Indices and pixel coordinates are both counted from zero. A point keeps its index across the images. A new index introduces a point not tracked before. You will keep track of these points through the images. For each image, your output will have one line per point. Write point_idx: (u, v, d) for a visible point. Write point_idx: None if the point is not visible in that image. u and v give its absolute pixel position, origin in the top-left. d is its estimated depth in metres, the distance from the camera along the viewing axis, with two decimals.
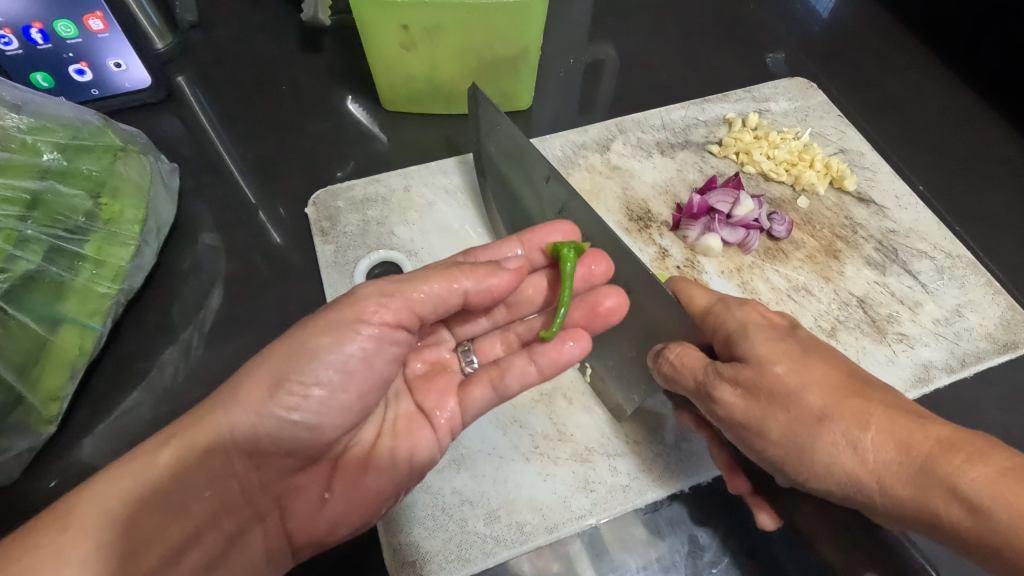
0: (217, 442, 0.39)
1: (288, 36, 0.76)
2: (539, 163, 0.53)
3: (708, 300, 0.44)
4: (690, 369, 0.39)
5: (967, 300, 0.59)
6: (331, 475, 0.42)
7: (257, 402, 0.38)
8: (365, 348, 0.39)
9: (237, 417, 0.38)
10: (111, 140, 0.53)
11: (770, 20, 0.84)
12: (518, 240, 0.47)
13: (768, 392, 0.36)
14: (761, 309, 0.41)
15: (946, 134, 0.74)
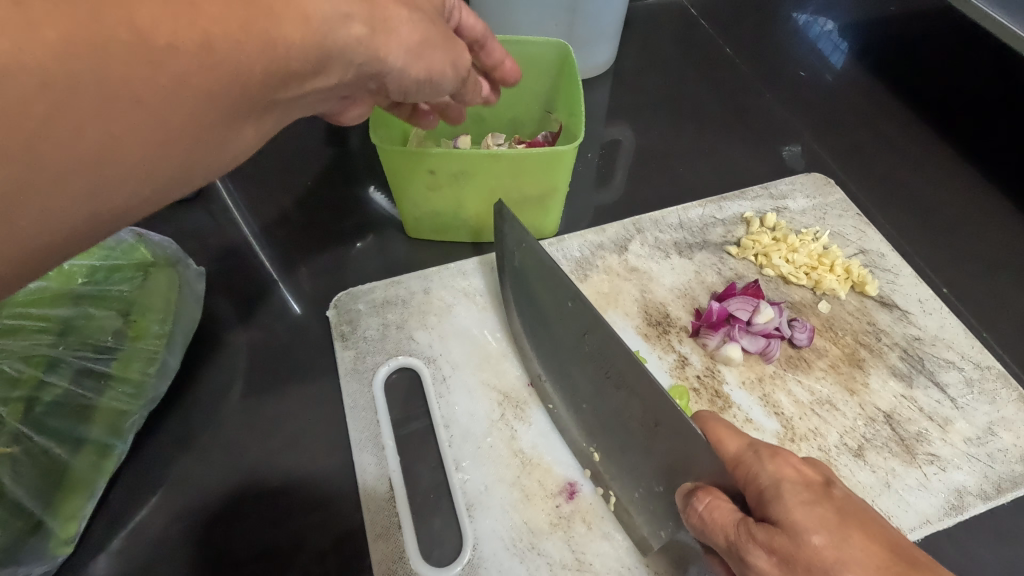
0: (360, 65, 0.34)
1: (314, 130, 0.79)
2: (563, 285, 0.53)
3: (738, 445, 0.43)
4: (721, 526, 0.38)
5: (1000, 417, 0.57)
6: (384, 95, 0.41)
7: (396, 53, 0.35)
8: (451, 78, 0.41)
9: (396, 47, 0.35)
10: (142, 256, 0.56)
11: (784, 112, 0.86)
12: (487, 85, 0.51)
13: (805, 566, 0.34)
14: (795, 459, 0.40)
15: (967, 232, 0.73)
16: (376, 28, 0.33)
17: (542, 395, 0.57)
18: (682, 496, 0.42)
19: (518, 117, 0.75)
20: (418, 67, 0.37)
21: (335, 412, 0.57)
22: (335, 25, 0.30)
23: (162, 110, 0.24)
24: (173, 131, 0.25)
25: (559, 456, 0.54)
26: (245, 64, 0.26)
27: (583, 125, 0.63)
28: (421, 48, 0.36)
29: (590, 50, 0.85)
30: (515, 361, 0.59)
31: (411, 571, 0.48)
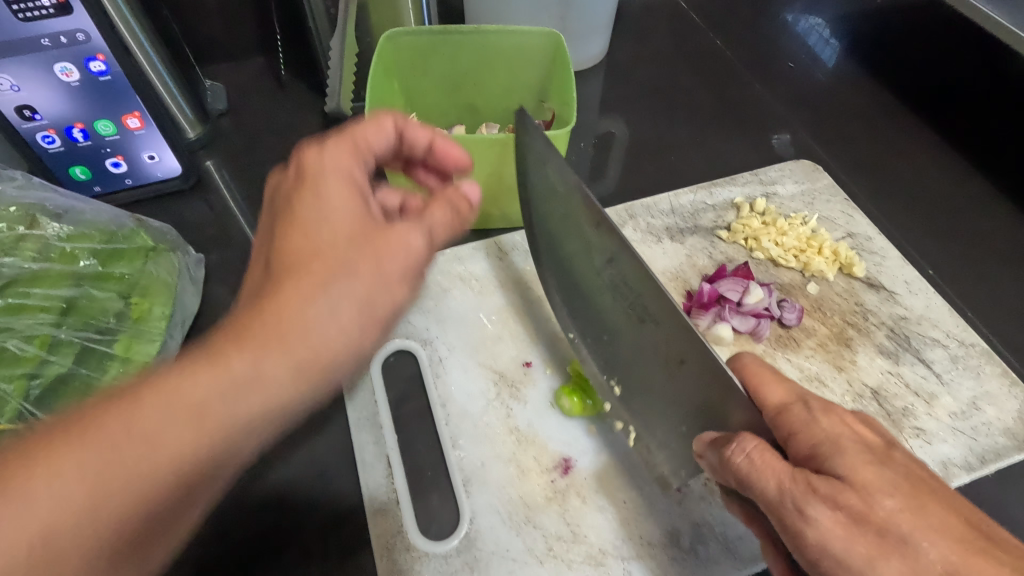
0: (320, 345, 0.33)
1: (311, 125, 0.82)
2: (588, 208, 0.53)
3: (782, 394, 0.42)
4: (771, 472, 0.37)
5: (984, 392, 0.58)
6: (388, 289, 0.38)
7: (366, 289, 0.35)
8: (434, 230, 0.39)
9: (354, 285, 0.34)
10: (143, 241, 0.56)
11: (773, 101, 0.88)
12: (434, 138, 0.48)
13: (878, 528, 0.34)
14: (848, 417, 0.39)
15: (952, 215, 0.75)
16: (291, 335, 0.32)
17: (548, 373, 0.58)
18: (723, 445, 0.41)
19: (512, 107, 0.76)
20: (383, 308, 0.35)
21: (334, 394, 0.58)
22: (252, 377, 0.31)
23: (88, 531, 0.27)
24: (110, 520, 0.28)
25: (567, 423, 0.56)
26: (153, 435, 0.29)
27: (576, 113, 0.64)
28: (363, 312, 0.34)
29: (582, 43, 0.86)
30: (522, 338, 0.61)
31: (411, 544, 0.49)
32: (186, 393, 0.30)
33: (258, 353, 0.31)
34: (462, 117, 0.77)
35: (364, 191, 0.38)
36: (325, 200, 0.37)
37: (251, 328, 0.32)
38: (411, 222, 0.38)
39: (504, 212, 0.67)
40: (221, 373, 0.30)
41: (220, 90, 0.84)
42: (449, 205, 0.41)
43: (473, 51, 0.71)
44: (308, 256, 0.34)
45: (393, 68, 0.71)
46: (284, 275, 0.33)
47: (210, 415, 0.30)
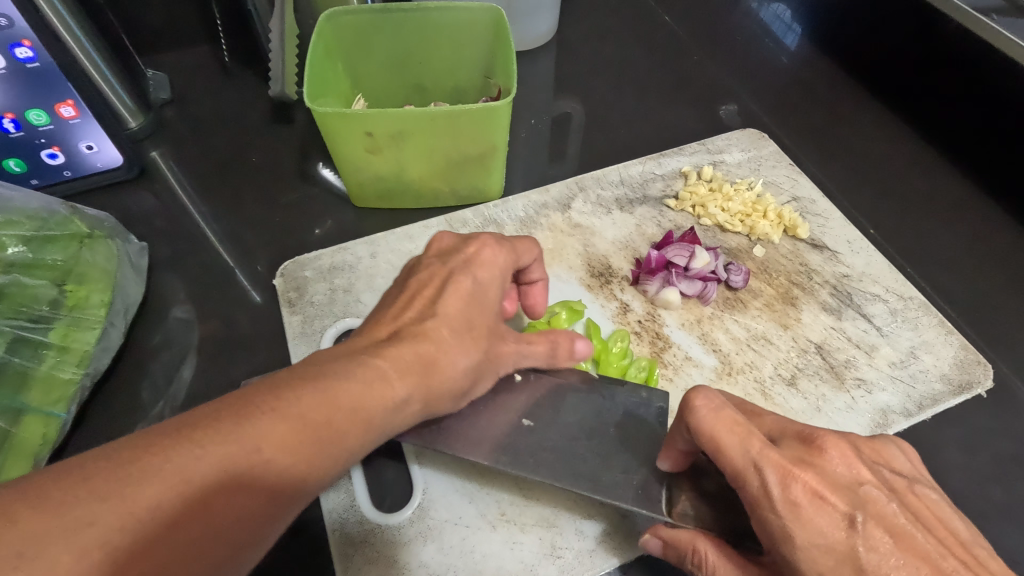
0: (417, 357, 0.38)
1: (259, 112, 0.81)
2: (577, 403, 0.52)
3: (740, 457, 0.37)
4: None
5: (922, 341, 0.61)
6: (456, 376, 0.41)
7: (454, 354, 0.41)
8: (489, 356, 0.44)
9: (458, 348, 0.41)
10: (77, 227, 0.55)
11: (721, 72, 0.89)
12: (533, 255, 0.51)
13: None
14: (806, 496, 0.35)
15: (893, 175, 0.77)
16: (399, 364, 0.37)
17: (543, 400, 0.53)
18: (683, 560, 0.43)
19: (459, 84, 0.76)
20: (463, 385, 0.42)
21: None
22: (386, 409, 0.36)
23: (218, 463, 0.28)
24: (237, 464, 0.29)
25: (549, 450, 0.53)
26: (277, 395, 0.32)
27: (515, 85, 0.65)
28: (447, 348, 0.40)
29: (530, 21, 0.86)
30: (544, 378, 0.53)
31: (364, 517, 0.50)
32: (342, 399, 0.33)
33: (396, 384, 0.36)
34: (410, 96, 0.77)
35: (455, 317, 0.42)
36: (449, 294, 0.42)
37: (397, 373, 0.37)
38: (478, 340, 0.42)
39: (453, 187, 0.69)
40: (365, 398, 0.34)
41: (163, 78, 0.82)
42: (552, 343, 0.49)
43: (416, 28, 0.70)
44: (430, 348, 0.39)
45: (335, 47, 0.70)
46: (411, 336, 0.39)
47: (346, 423, 0.33)
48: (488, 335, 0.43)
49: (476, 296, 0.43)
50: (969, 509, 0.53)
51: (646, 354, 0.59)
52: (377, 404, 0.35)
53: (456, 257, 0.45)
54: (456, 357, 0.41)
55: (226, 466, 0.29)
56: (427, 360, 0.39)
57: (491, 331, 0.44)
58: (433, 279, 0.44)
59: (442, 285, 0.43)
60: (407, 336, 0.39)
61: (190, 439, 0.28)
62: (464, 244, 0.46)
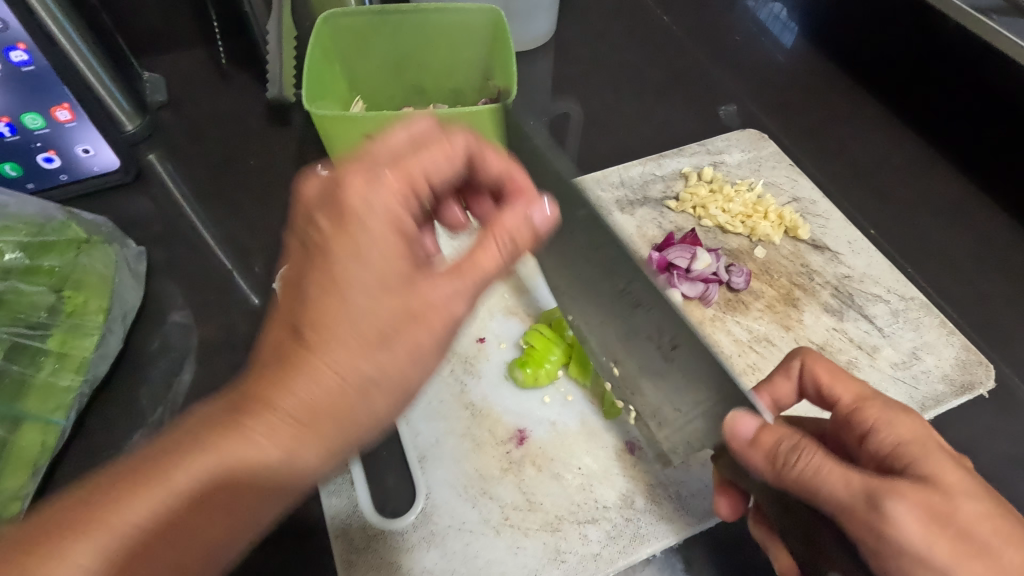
0: (329, 397, 0.35)
1: (257, 114, 0.80)
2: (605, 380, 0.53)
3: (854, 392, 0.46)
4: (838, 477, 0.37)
5: (923, 342, 0.61)
6: (375, 381, 0.36)
7: (356, 356, 0.35)
8: (402, 345, 0.36)
9: (360, 359, 0.35)
10: (75, 233, 0.55)
11: (720, 72, 0.89)
12: (444, 145, 0.43)
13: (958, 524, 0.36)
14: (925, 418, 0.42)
15: (893, 175, 0.77)
16: (305, 412, 0.34)
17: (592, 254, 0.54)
18: (779, 452, 0.40)
19: (458, 86, 0.75)
20: (381, 394, 0.36)
21: None
22: (295, 451, 0.34)
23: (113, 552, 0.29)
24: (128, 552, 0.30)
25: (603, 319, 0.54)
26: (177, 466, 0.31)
27: (515, 86, 0.64)
28: (365, 373, 0.36)
29: (528, 21, 0.86)
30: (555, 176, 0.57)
31: (366, 523, 0.49)
32: (237, 467, 0.33)
33: (296, 439, 0.34)
34: (410, 99, 0.77)
35: (341, 313, 0.35)
36: (352, 293, 0.35)
37: (297, 422, 0.34)
38: (398, 328, 0.36)
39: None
40: (264, 463, 0.33)
41: (159, 81, 0.81)
42: (507, 238, 0.40)
43: (414, 29, 0.70)
44: (329, 374, 0.34)
45: (334, 49, 0.70)
46: (312, 356, 0.35)
47: (245, 486, 0.33)
48: (395, 321, 0.36)
49: (361, 263, 0.36)
50: None
51: None
52: (275, 468, 0.34)
53: (320, 228, 0.37)
54: (364, 364, 0.35)
55: (127, 546, 0.30)
56: (329, 383, 0.34)
57: (404, 305, 0.36)
58: (298, 276, 0.37)
59: (315, 265, 0.36)
60: (290, 358, 0.34)
61: (94, 518, 0.29)
62: (328, 190, 0.38)
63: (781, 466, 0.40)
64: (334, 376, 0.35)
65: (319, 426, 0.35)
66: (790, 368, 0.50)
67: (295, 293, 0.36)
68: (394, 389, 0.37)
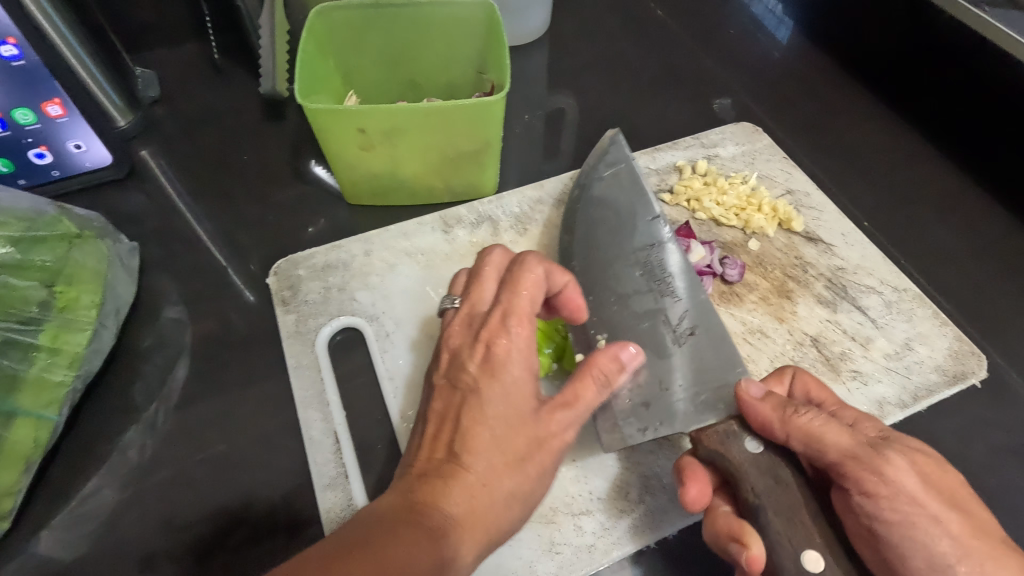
0: (474, 503, 0.38)
1: (251, 109, 0.80)
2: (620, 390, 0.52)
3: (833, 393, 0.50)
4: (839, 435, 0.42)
5: (917, 333, 0.61)
6: (511, 490, 0.40)
7: (499, 478, 0.39)
8: (538, 468, 0.41)
9: (504, 479, 0.39)
10: (67, 228, 0.54)
11: (715, 65, 0.89)
12: (543, 273, 0.46)
13: (926, 471, 0.41)
14: None
15: (887, 168, 0.77)
16: (457, 516, 0.37)
17: (647, 257, 0.57)
18: (788, 405, 0.44)
19: (452, 80, 0.75)
20: (508, 511, 0.40)
21: (282, 375, 0.59)
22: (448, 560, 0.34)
23: None
24: None
25: (629, 298, 0.55)
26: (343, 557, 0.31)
27: (509, 79, 0.64)
28: (507, 490, 0.40)
29: (523, 15, 0.86)
30: (625, 191, 0.61)
31: None
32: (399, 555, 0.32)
33: (460, 534, 0.36)
34: (403, 93, 0.77)
35: (498, 432, 0.40)
36: (493, 414, 0.40)
37: (450, 532, 0.36)
38: (534, 438, 0.41)
39: (447, 183, 0.68)
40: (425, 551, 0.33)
41: (151, 76, 0.81)
42: (600, 375, 0.45)
43: (408, 23, 0.69)
44: (475, 493, 0.38)
45: (326, 43, 0.70)
46: (461, 474, 0.38)
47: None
48: (527, 449, 0.41)
49: (506, 395, 0.41)
50: None
51: None
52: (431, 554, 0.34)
53: (466, 373, 0.42)
54: (501, 481, 0.39)
55: None
56: (484, 492, 0.38)
57: (531, 434, 0.41)
58: (448, 411, 0.41)
59: (471, 395, 0.41)
60: (441, 475, 0.38)
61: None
62: (478, 339, 0.43)
63: (789, 416, 0.43)
64: (481, 491, 0.38)
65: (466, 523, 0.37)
66: (780, 373, 0.52)
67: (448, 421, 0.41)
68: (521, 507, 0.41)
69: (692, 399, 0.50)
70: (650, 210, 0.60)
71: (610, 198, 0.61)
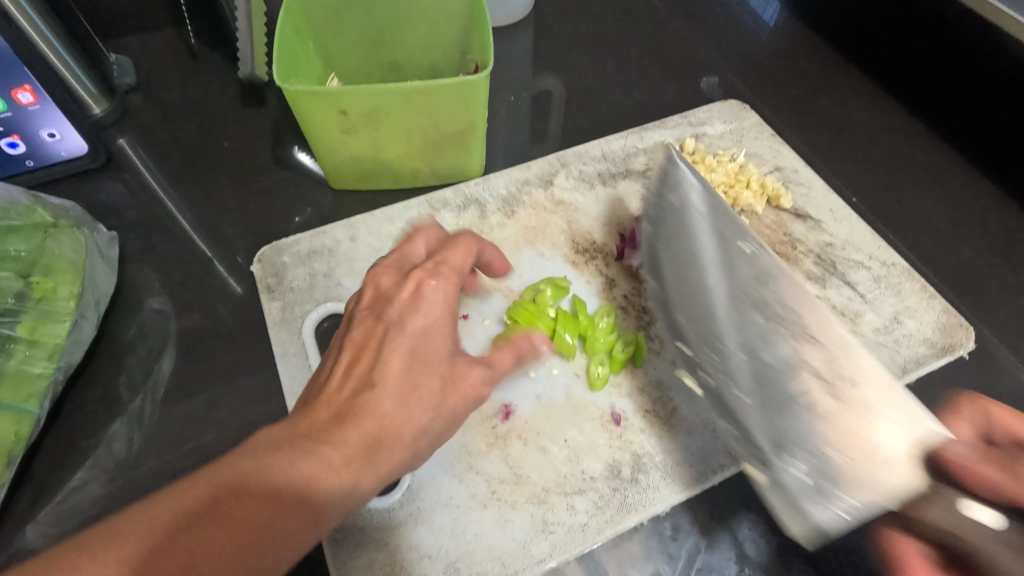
0: (379, 434, 0.38)
1: (231, 96, 0.78)
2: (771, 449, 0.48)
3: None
4: None
5: (905, 306, 0.61)
6: (423, 429, 0.40)
7: (410, 413, 0.39)
8: (449, 408, 0.41)
9: (420, 414, 0.39)
10: (41, 217, 0.53)
11: (701, 44, 0.88)
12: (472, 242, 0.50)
13: None
14: None
15: (874, 143, 0.77)
16: (359, 447, 0.37)
17: (756, 297, 0.53)
18: None
19: (435, 62, 0.74)
20: (425, 445, 0.40)
21: (270, 364, 0.59)
22: (333, 500, 0.35)
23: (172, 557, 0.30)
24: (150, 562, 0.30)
25: (759, 347, 0.51)
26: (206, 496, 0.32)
27: (493, 59, 0.63)
28: (423, 426, 0.39)
29: None
30: (698, 223, 0.58)
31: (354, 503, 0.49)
32: (280, 491, 0.33)
33: (363, 466, 0.37)
34: (386, 76, 0.75)
35: (411, 369, 0.40)
36: (400, 353, 0.41)
37: (345, 467, 0.36)
38: (448, 382, 0.41)
39: (432, 166, 0.67)
40: (306, 488, 0.34)
41: (127, 62, 0.79)
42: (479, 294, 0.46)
43: (389, 3, 0.68)
44: (386, 422, 0.38)
45: (305, 26, 0.68)
46: (364, 407, 0.38)
47: (286, 512, 0.33)
48: (444, 384, 0.41)
49: (420, 341, 0.41)
50: None
51: (632, 329, 0.59)
52: (311, 490, 0.34)
53: (390, 309, 0.43)
54: (412, 418, 0.39)
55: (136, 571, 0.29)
56: (391, 426, 0.38)
57: (447, 372, 0.41)
58: (368, 340, 0.42)
59: (381, 340, 0.41)
60: (354, 404, 0.38)
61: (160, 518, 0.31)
62: (399, 289, 0.44)
63: None
64: (391, 426, 0.38)
65: (370, 460, 0.37)
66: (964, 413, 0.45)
67: (364, 354, 0.41)
68: (433, 446, 0.41)
69: (863, 453, 0.45)
70: (741, 236, 0.57)
71: (690, 231, 0.58)
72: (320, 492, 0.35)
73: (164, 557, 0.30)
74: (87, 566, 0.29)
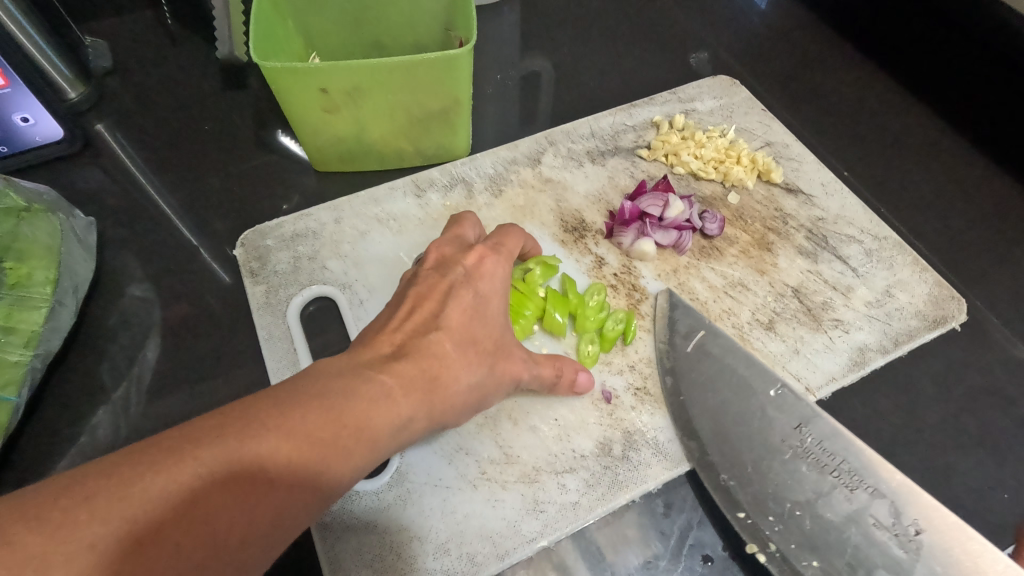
0: (435, 380, 0.39)
1: (210, 78, 0.77)
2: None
3: None
4: None
5: (896, 280, 0.61)
6: (472, 390, 0.42)
7: (463, 370, 0.41)
8: (495, 374, 0.43)
9: (472, 372, 0.41)
10: (13, 201, 0.52)
11: (690, 20, 0.87)
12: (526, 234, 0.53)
13: None
14: None
15: (865, 117, 0.76)
16: (415, 386, 0.38)
17: (801, 444, 0.48)
18: None
19: (419, 39, 0.72)
20: (472, 400, 0.42)
21: (255, 348, 0.58)
22: (389, 435, 0.36)
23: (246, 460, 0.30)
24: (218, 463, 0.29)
25: (821, 507, 0.45)
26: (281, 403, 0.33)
27: (476, 34, 0.61)
28: (472, 382, 0.42)
29: None
30: (726, 366, 0.52)
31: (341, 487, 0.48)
32: (346, 417, 0.34)
33: (417, 407, 0.38)
34: (368, 55, 0.74)
35: (468, 330, 0.42)
36: (458, 310, 0.43)
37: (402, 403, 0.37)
38: (498, 350, 0.44)
39: (418, 146, 0.66)
40: (369, 419, 0.35)
41: (102, 46, 0.77)
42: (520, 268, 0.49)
43: None
44: (439, 369, 0.40)
45: (283, 4, 0.66)
46: (421, 352, 0.40)
47: (350, 440, 0.33)
48: (495, 350, 0.43)
49: (477, 309, 0.44)
50: (942, 438, 0.53)
51: (623, 306, 0.58)
52: (373, 422, 0.35)
53: (456, 270, 0.45)
54: (465, 375, 0.41)
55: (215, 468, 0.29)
56: (445, 378, 0.40)
57: (498, 342, 0.44)
58: (431, 293, 0.44)
59: (443, 297, 0.43)
60: (411, 349, 0.40)
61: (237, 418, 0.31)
62: (462, 255, 0.47)
63: None
64: (445, 378, 0.40)
65: (424, 408, 0.38)
66: None
67: (423, 310, 0.43)
68: (477, 407, 0.44)
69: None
70: (767, 379, 0.51)
71: (716, 374, 0.52)
72: (379, 425, 0.35)
73: (237, 460, 0.30)
74: (167, 462, 0.29)
